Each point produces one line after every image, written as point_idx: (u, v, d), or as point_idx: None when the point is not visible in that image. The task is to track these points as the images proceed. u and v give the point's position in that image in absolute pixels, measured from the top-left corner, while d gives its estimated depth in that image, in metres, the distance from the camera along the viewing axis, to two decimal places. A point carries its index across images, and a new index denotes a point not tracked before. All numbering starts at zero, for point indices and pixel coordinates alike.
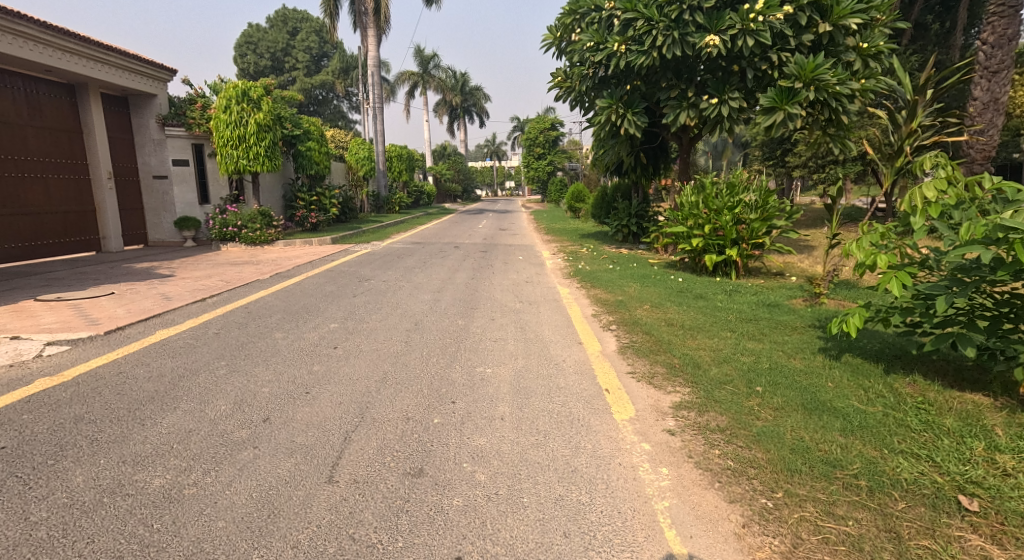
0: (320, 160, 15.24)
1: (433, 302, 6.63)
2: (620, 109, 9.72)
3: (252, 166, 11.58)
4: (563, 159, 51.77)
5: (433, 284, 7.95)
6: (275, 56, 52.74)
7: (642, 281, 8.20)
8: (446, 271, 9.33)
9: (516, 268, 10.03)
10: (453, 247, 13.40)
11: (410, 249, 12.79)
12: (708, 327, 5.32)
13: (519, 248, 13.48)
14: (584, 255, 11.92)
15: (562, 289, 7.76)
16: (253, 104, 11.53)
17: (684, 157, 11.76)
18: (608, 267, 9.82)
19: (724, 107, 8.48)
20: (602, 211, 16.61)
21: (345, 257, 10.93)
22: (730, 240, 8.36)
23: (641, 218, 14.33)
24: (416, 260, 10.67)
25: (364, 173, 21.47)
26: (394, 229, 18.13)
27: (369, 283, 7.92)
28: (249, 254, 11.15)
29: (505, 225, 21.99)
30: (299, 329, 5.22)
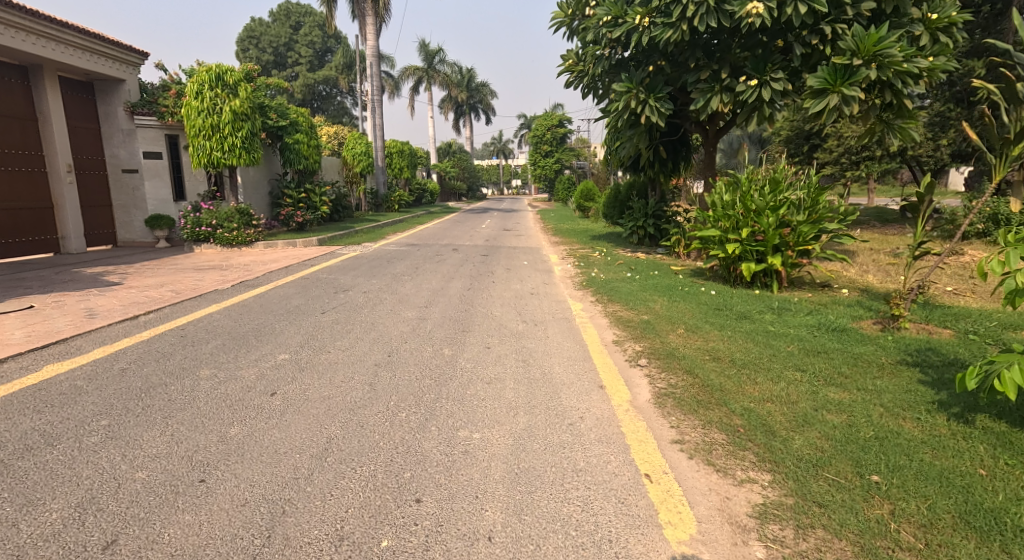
0: (309, 154, 14.12)
1: (416, 322, 5.47)
2: (641, 94, 8.50)
3: (228, 159, 10.43)
4: (571, 157, 50.56)
5: (421, 296, 6.79)
6: (278, 51, 51.79)
7: (668, 294, 6.98)
8: (439, 279, 8.16)
9: (520, 275, 8.84)
10: (451, 250, 12.21)
11: (404, 252, 11.63)
12: (767, 365, 4.09)
13: (523, 252, 12.28)
14: (595, 260, 10.70)
15: (574, 304, 6.56)
16: (230, 90, 10.41)
17: (709, 150, 10.52)
18: (625, 275, 8.62)
19: (765, 89, 7.27)
20: (614, 212, 15.38)
21: (329, 260, 9.78)
22: (773, 246, 7.07)
23: (658, 218, 13.12)
24: (406, 265, 9.51)
25: (362, 169, 20.35)
26: (390, 229, 17.01)
27: (347, 295, 6.74)
28: (222, 256, 10.02)
29: (509, 225, 20.79)
30: (237, 362, 4.07)
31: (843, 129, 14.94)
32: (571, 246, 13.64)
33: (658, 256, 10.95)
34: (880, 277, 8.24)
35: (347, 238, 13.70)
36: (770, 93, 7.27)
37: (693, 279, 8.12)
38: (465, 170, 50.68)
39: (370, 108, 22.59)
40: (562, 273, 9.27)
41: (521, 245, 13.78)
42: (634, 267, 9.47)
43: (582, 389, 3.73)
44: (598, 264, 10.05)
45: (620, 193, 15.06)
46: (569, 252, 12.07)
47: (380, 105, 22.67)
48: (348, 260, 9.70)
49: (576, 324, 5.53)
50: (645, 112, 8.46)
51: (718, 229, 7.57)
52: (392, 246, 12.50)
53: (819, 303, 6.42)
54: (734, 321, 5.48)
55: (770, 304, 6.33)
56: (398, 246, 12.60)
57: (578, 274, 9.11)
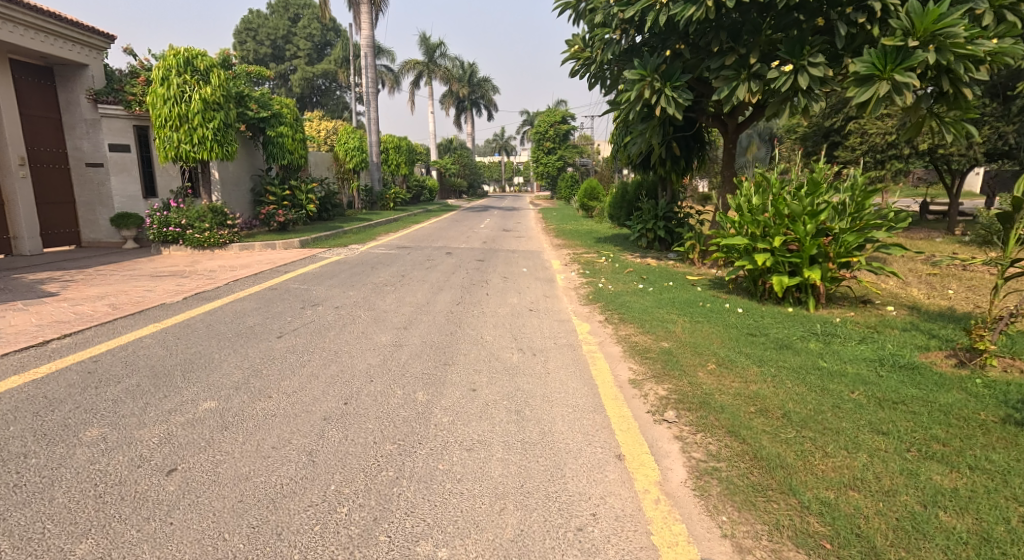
0: (294, 148, 13.22)
1: (389, 350, 4.54)
2: (656, 82, 7.58)
3: (198, 153, 9.50)
4: (574, 154, 49.54)
5: (402, 312, 5.87)
6: (276, 44, 50.82)
7: (688, 313, 6.05)
8: (427, 289, 7.23)
9: (518, 285, 7.92)
10: (444, 254, 11.28)
11: (393, 256, 10.70)
12: (834, 422, 3.16)
13: (523, 256, 11.35)
14: (601, 267, 9.76)
15: (580, 325, 5.61)
16: (201, 76, 9.46)
17: (727, 147, 9.57)
18: (635, 286, 7.68)
19: (801, 76, 6.34)
20: (620, 212, 14.44)
21: (307, 266, 8.87)
22: (809, 257, 6.10)
23: (668, 220, 12.21)
24: (392, 272, 8.59)
25: (355, 165, 19.42)
26: (382, 229, 16.11)
27: (315, 312, 5.81)
28: (190, 260, 9.11)
29: (509, 225, 19.84)
30: (147, 411, 3.16)
31: (867, 125, 13.98)
32: (574, 249, 12.69)
33: (670, 263, 10.02)
34: (925, 292, 7.27)
35: (333, 238, 12.79)
36: (807, 80, 6.33)
37: (713, 293, 7.18)
38: (465, 167, 49.72)
39: (364, 101, 21.62)
40: (564, 282, 8.34)
41: (521, 248, 12.84)
42: (645, 277, 8.53)
43: (593, 462, 2.79)
44: (605, 272, 9.11)
45: (627, 193, 14.11)
46: (573, 257, 11.14)
47: (375, 97, 21.71)
48: (328, 266, 8.78)
49: (582, 355, 4.58)
50: (661, 102, 7.53)
51: (744, 236, 6.62)
52: (381, 249, 11.56)
53: (867, 326, 5.47)
54: (773, 351, 4.54)
55: (810, 327, 5.39)
56: (386, 248, 11.66)
57: (584, 283, 8.18)
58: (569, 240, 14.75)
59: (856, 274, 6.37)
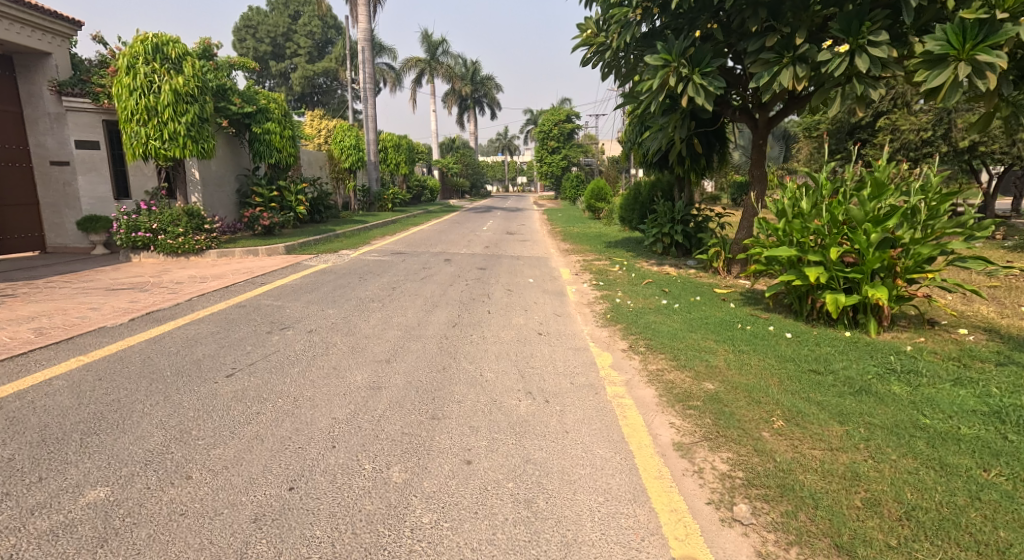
0: (282, 146, 12.39)
1: (364, 396, 3.61)
2: (683, 69, 6.69)
3: (169, 150, 8.57)
4: (579, 154, 48.63)
5: (386, 339, 4.94)
6: (276, 41, 50.01)
7: (728, 339, 5.12)
8: (418, 306, 6.30)
9: (524, 299, 6.98)
10: (442, 260, 10.38)
11: (385, 263, 9.79)
12: (983, 528, 2.22)
13: (528, 263, 10.40)
14: (615, 276, 8.84)
15: (602, 356, 4.67)
16: (173, 65, 8.54)
17: (756, 144, 8.66)
18: (657, 302, 6.74)
19: (859, 57, 5.41)
20: (630, 214, 13.56)
21: (288, 277, 7.96)
22: (871, 272, 5.13)
23: (686, 223, 11.32)
24: (382, 283, 7.67)
25: (350, 164, 18.53)
26: (377, 232, 15.26)
27: (282, 338, 4.89)
28: (160, 269, 8.20)
29: (513, 228, 18.94)
30: (2, 512, 2.23)
31: (898, 121, 13.08)
32: (584, 254, 11.78)
33: (691, 274, 9.08)
34: (994, 309, 6.30)
35: (323, 243, 11.95)
36: (866, 62, 5.39)
37: (750, 312, 6.24)
38: (468, 166, 48.82)
39: (361, 97, 20.70)
40: (577, 295, 7.41)
41: (526, 254, 11.92)
42: (669, 289, 7.62)
43: None
44: (622, 283, 8.21)
45: (638, 193, 13.23)
46: (584, 264, 10.21)
47: (373, 93, 20.79)
48: (310, 277, 7.86)
49: (608, 404, 3.64)
50: (688, 92, 6.64)
51: (789, 246, 5.69)
52: (374, 255, 10.66)
53: (950, 358, 4.52)
54: (849, 397, 3.59)
55: (881, 358, 4.45)
56: (380, 255, 10.76)
57: (600, 297, 7.25)
58: (576, 244, 13.84)
59: (933, 293, 5.28)
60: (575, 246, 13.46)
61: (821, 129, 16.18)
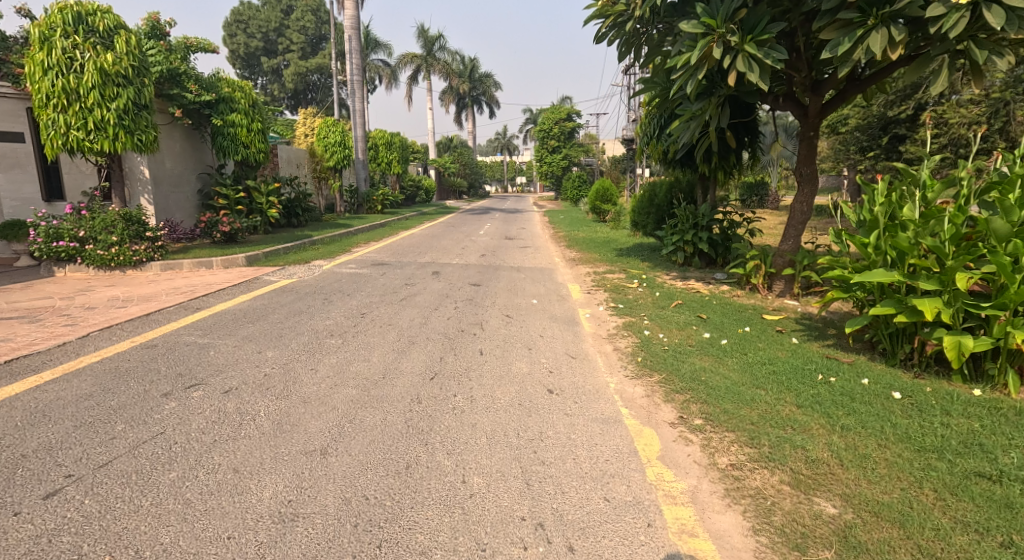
0: (250, 141, 10.92)
1: (262, 543, 2.17)
2: (731, 37, 5.29)
3: (97, 143, 7.09)
4: (580, 153, 47.23)
5: (333, 406, 3.48)
6: (269, 37, 48.64)
7: (817, 401, 3.67)
8: (389, 344, 4.87)
9: (525, 330, 5.53)
10: (429, 274, 8.92)
11: (362, 278, 8.37)
12: None
13: (530, 277, 8.95)
14: (636, 295, 7.40)
15: (648, 434, 3.27)
16: (101, 40, 7.04)
17: (804, 136, 7.25)
18: (696, 335, 5.33)
19: (989, 11, 3.96)
20: (643, 217, 12.10)
21: (237, 298, 6.51)
22: (1014, 309, 3.70)
23: (709, 229, 9.92)
24: (351, 308, 6.22)
25: (336, 162, 17.12)
26: (361, 237, 13.81)
27: (184, 401, 3.45)
28: (82, 287, 6.74)
29: (512, 232, 17.49)
30: None
31: (947, 114, 11.68)
32: (594, 266, 10.32)
33: (725, 293, 7.64)
34: None
35: (295, 251, 10.50)
36: (997, 18, 3.95)
37: (822, 353, 4.81)
38: (466, 166, 47.42)
39: (349, 91, 19.22)
40: (592, 323, 5.96)
41: (528, 264, 10.47)
42: (706, 314, 6.18)
43: None
44: (646, 305, 6.77)
45: (653, 195, 11.80)
46: (595, 278, 8.77)
47: (361, 87, 19.32)
48: (264, 299, 6.43)
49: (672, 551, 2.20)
50: (738, 66, 5.24)
51: (886, 268, 4.26)
52: (349, 267, 9.19)
53: None
54: None
55: None
56: (357, 267, 9.29)
57: (622, 327, 5.81)
58: (583, 252, 12.40)
59: None
60: (583, 254, 12.01)
61: (853, 123, 14.77)
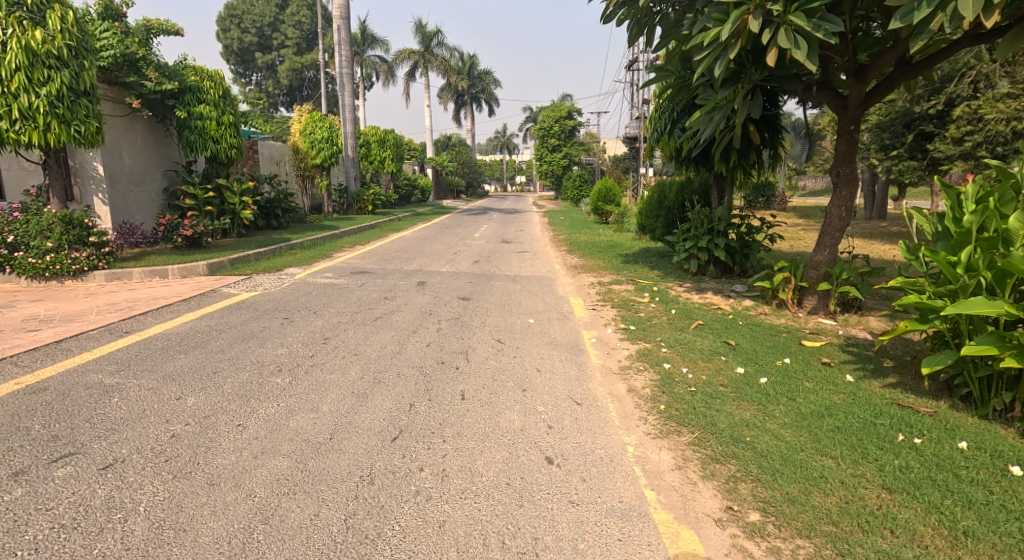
0: (219, 135, 9.96)
1: None
2: (773, 6, 4.33)
3: (24, 133, 6.12)
4: (580, 152, 46.30)
5: (250, 493, 2.53)
6: (264, 32, 47.72)
7: (914, 483, 2.65)
8: (348, 384, 3.92)
9: (519, 361, 4.59)
10: (414, 285, 7.97)
11: (337, 290, 7.42)
12: None
13: (527, 288, 8.01)
14: (649, 312, 6.45)
15: (686, 537, 2.35)
16: (29, 15, 6.11)
17: (842, 130, 6.32)
18: (726, 371, 4.38)
19: None
20: (650, 220, 11.17)
21: (182, 316, 5.56)
22: None
23: (725, 234, 8.98)
24: (315, 330, 5.28)
25: (322, 159, 16.14)
26: (345, 241, 12.86)
27: (39, 484, 2.49)
28: (4, 302, 5.80)
29: (509, 235, 16.53)
30: None
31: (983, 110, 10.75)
32: (598, 274, 9.38)
33: (749, 310, 6.69)
34: None
35: (268, 257, 9.54)
36: None
37: (887, 397, 3.87)
38: (464, 165, 46.40)
39: (337, 85, 18.27)
40: (599, 350, 5.00)
41: (525, 273, 9.51)
42: (735, 340, 5.23)
43: None
44: (662, 326, 5.81)
45: (662, 197, 10.85)
46: (600, 290, 7.82)
47: (351, 81, 18.38)
48: (213, 318, 5.48)
49: None
50: (780, 41, 4.28)
51: (982, 294, 3.31)
52: (325, 277, 8.23)
53: None
54: None
55: None
56: (334, 276, 8.34)
57: (636, 356, 4.85)
58: (585, 258, 11.46)
59: None
60: (585, 260, 11.06)
61: (874, 120, 13.84)
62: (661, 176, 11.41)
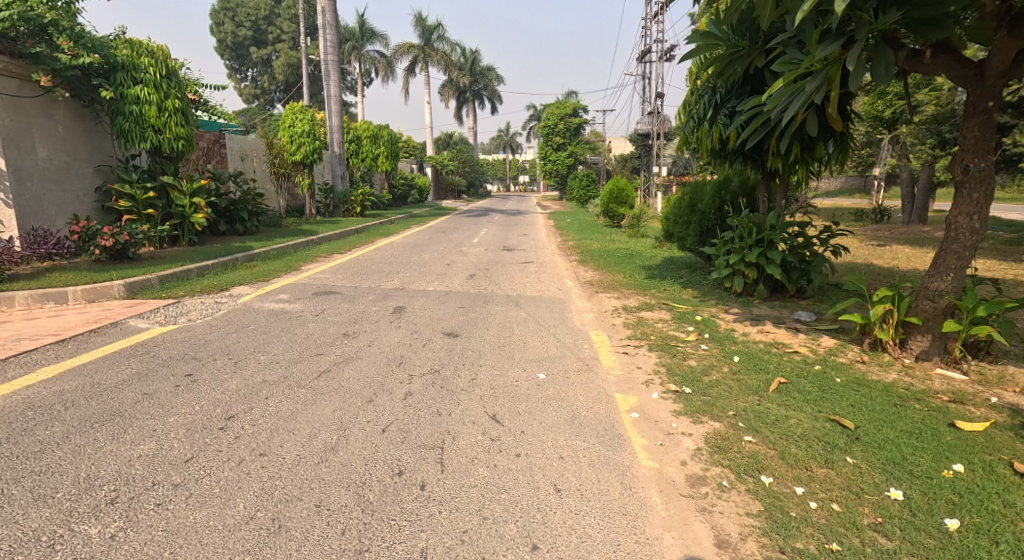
0: (161, 123, 8.30)
1: None
2: None
3: None
4: (586, 151, 44.70)
5: None
6: (259, 26, 46.13)
7: None
8: (224, 538, 2.22)
9: (525, 468, 2.88)
10: (390, 312, 6.25)
11: (288, 320, 5.73)
12: None
13: (534, 317, 6.29)
14: (705, 362, 4.69)
15: None
16: None
17: (972, 108, 4.57)
18: (868, 493, 2.64)
19: None
20: (677, 226, 9.44)
21: (37, 371, 3.87)
22: None
23: (777, 247, 7.27)
24: (221, 400, 3.55)
25: (302, 158, 14.91)
26: (320, 249, 11.16)
27: None
28: None
29: (511, 241, 14.82)
30: None
31: None
32: (620, 297, 7.66)
33: (836, 355, 4.93)
34: None
35: (215, 272, 7.82)
36: None
37: None
38: (465, 164, 44.74)
39: (322, 73, 16.55)
40: (647, 441, 3.26)
41: (531, 293, 7.77)
42: (849, 418, 3.46)
43: None
44: (728, 388, 4.05)
45: (695, 200, 9.12)
46: (628, 322, 6.09)
47: (338, 69, 16.65)
48: (79, 375, 3.79)
49: None
50: None
51: None
52: (278, 300, 6.52)
53: None
54: None
55: None
56: (291, 298, 6.63)
57: (706, 454, 3.09)
58: (602, 272, 9.71)
59: None
60: (603, 274, 9.32)
61: (932, 111, 12.09)
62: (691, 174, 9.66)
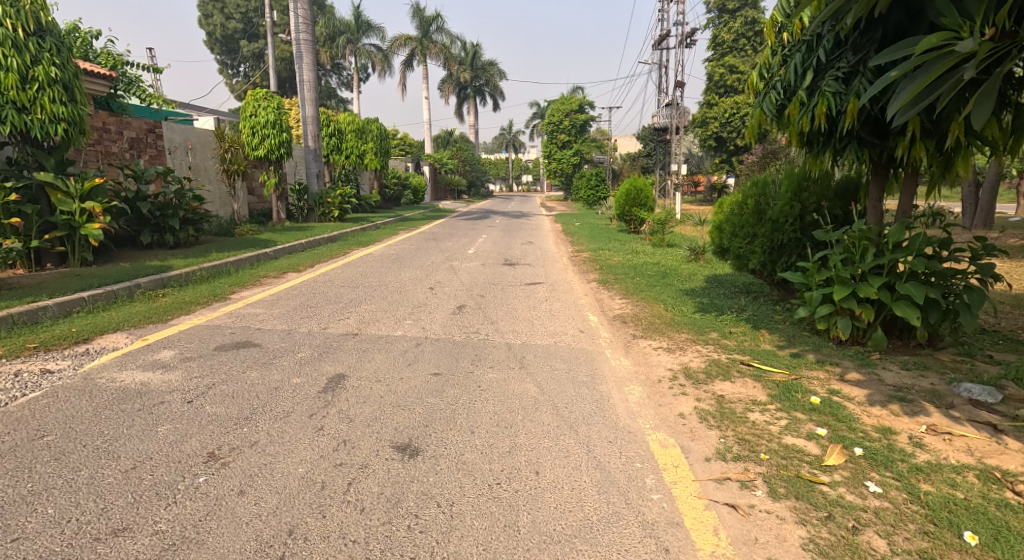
0: (23, 98, 5.95)
1: None
2: None
3: None
4: (592, 149, 42.43)
5: None
6: (250, 18, 43.93)
7: None
8: None
9: None
10: (321, 389, 3.92)
11: (137, 412, 3.38)
12: None
13: (551, 399, 3.95)
14: (904, 543, 2.33)
15: None
16: None
17: None
18: None
19: None
20: (738, 242, 7.09)
21: None
22: None
23: (903, 281, 4.94)
24: None
25: (262, 151, 12.76)
26: (271, 268, 8.85)
27: None
28: None
29: (513, 252, 12.53)
30: None
31: None
32: (672, 347, 5.30)
33: None
34: None
35: (91, 309, 5.49)
36: None
37: None
38: (465, 163, 42.49)
39: (294, 55, 14.37)
40: None
41: (543, 343, 5.42)
42: None
43: None
44: None
45: (764, 206, 6.80)
46: (705, 411, 3.75)
47: (312, 50, 14.46)
48: None
49: None
50: None
51: None
52: (152, 364, 4.19)
53: None
54: None
55: None
56: (175, 359, 4.31)
57: None
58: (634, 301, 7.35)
59: None
60: (637, 307, 6.96)
61: None
62: (750, 176, 7.33)
